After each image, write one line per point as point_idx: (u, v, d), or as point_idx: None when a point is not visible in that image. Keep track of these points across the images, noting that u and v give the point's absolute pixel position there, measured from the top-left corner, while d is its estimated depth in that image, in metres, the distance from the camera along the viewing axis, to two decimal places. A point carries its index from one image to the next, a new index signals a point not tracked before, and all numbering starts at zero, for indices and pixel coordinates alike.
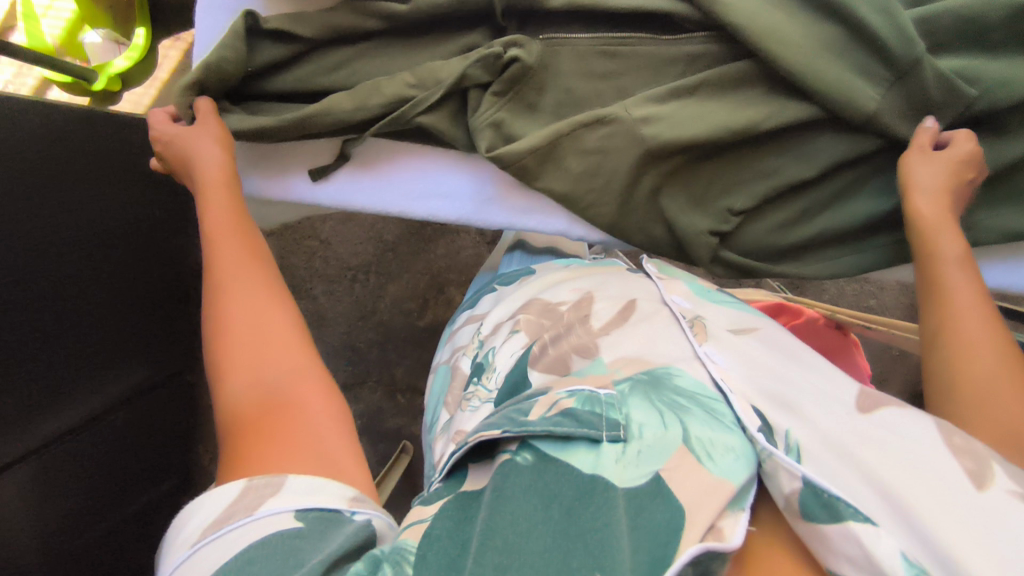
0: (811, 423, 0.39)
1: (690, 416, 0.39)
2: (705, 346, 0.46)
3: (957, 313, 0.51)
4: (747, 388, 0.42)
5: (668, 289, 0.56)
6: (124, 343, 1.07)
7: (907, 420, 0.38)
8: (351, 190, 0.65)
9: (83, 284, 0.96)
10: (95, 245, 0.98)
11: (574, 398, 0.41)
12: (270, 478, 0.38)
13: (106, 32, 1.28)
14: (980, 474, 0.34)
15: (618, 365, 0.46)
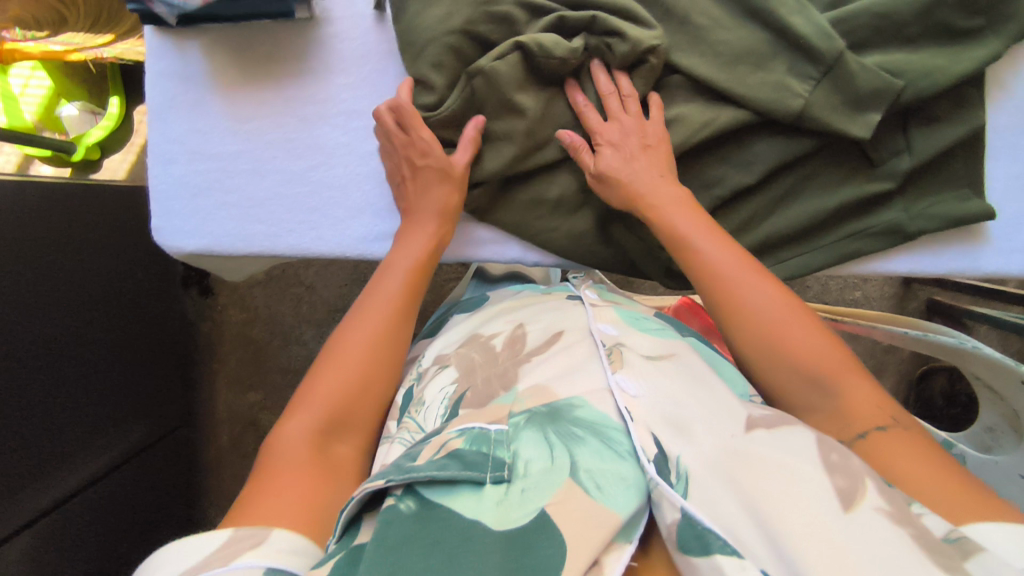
0: (698, 451, 0.40)
1: (579, 447, 0.41)
2: (618, 374, 0.48)
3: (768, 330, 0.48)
4: (649, 415, 0.44)
5: (597, 317, 0.58)
6: (120, 406, 1.08)
7: (789, 438, 0.40)
8: (309, 237, 0.65)
9: (74, 352, 0.97)
10: (83, 313, 1.00)
11: (464, 437, 0.43)
12: (252, 532, 0.40)
13: (82, 104, 1.32)
14: (850, 493, 0.36)
15: (528, 392, 0.48)
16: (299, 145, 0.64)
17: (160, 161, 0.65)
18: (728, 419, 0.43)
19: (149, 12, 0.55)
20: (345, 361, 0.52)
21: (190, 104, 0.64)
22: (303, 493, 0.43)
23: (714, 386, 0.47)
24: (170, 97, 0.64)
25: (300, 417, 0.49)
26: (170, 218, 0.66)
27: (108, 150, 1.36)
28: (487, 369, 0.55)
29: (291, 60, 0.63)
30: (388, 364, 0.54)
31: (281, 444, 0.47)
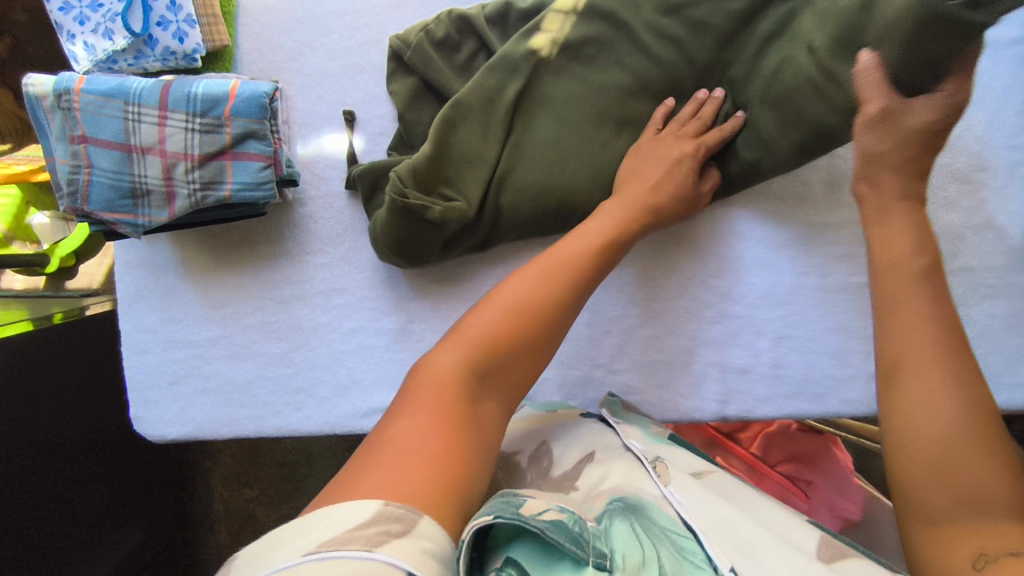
0: (768, 567, 0.39)
1: (667, 552, 0.40)
2: (670, 489, 0.46)
3: (908, 387, 0.41)
4: (709, 526, 0.42)
5: (626, 433, 0.54)
6: (116, 522, 1.06)
7: (863, 570, 0.40)
8: (294, 420, 0.63)
9: (62, 490, 0.95)
10: (72, 451, 0.97)
11: (566, 514, 0.38)
12: (403, 512, 0.33)
13: (52, 213, 1.27)
14: None
15: (585, 500, 0.45)
16: (279, 325, 0.62)
17: (134, 349, 0.63)
18: (800, 537, 0.42)
19: (112, 229, 0.52)
20: (469, 340, 0.44)
21: (162, 291, 0.62)
22: (430, 474, 0.35)
23: (767, 507, 0.46)
24: (142, 286, 0.62)
25: (450, 351, 0.43)
26: (149, 407, 0.63)
27: (83, 255, 1.31)
28: (518, 491, 0.48)
29: (266, 241, 0.61)
30: (512, 377, 0.44)
31: (425, 375, 0.42)
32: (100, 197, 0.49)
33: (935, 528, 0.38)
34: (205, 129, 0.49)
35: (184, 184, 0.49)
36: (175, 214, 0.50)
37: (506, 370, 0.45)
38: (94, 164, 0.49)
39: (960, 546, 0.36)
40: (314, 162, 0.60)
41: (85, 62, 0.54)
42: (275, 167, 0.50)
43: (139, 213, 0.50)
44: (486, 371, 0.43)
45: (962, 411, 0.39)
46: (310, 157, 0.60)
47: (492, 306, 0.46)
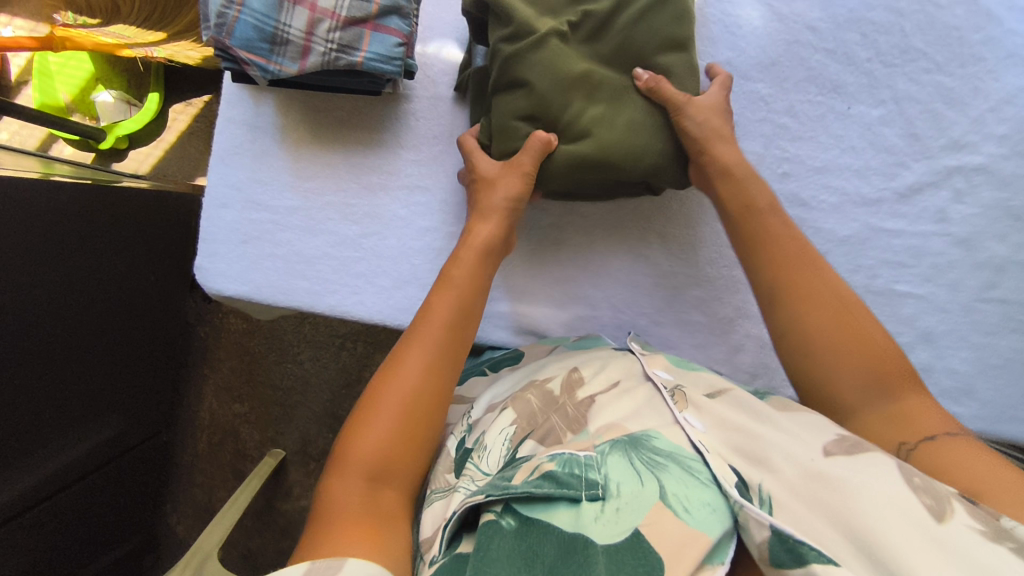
0: (779, 472, 0.44)
1: (666, 472, 0.45)
2: (684, 413, 0.50)
3: (813, 303, 0.54)
4: (719, 446, 0.47)
5: (649, 363, 0.57)
6: (109, 400, 1.04)
7: (869, 461, 0.43)
8: (355, 299, 0.65)
9: (72, 347, 0.93)
10: (89, 312, 0.96)
11: (556, 460, 0.46)
12: (328, 564, 0.38)
13: (118, 94, 1.30)
14: (938, 510, 0.39)
15: (603, 429, 0.50)
16: (360, 207, 0.65)
17: (215, 202, 0.65)
18: (813, 437, 0.46)
19: (242, 70, 0.55)
20: (364, 444, 0.48)
21: (258, 153, 0.65)
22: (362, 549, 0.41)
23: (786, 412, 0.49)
24: (239, 143, 0.65)
25: (345, 476, 0.46)
26: (214, 259, 0.65)
27: (138, 142, 1.35)
28: (549, 416, 0.53)
29: (364, 128, 0.65)
30: (417, 433, 0.49)
31: (328, 506, 0.45)
32: (242, 34, 0.52)
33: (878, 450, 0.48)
34: None
35: (321, 42, 0.53)
36: (305, 69, 0.53)
37: (406, 445, 0.49)
38: (246, 4, 0.52)
39: (883, 436, 0.48)
40: (429, 64, 0.64)
41: None
42: (406, 48, 0.54)
43: (272, 59, 0.53)
44: (385, 473, 0.47)
45: (847, 343, 0.52)
46: (426, 59, 0.65)
47: (379, 409, 0.49)
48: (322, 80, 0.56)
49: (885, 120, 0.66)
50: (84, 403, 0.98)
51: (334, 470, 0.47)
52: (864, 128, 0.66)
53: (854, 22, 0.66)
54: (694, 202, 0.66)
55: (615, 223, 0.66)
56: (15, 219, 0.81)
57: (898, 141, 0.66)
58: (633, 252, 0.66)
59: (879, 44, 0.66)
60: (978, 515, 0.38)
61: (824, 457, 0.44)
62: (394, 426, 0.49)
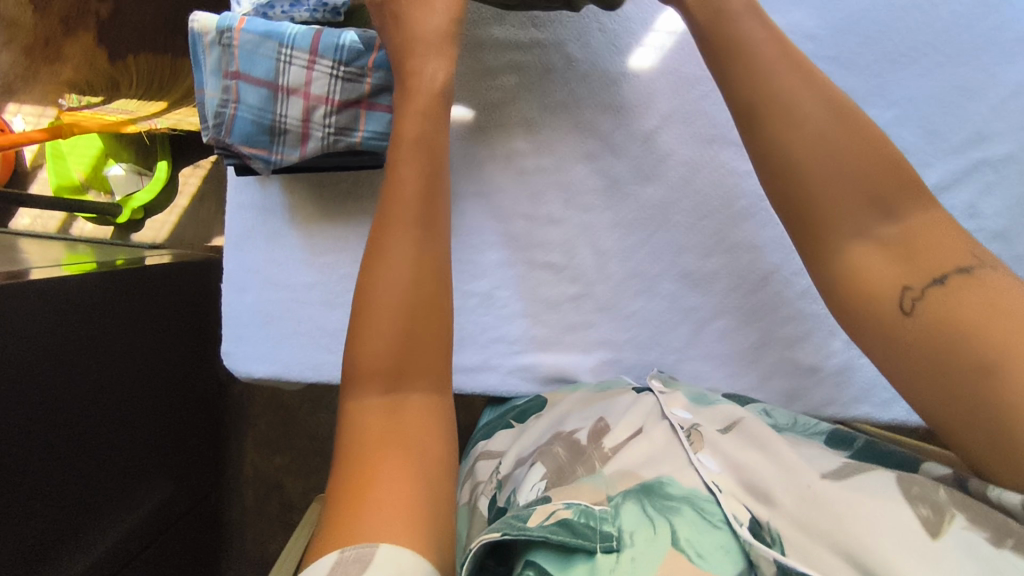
0: (782, 508, 0.42)
1: (678, 516, 0.43)
2: (699, 454, 0.48)
3: (815, 141, 0.45)
4: (729, 485, 0.46)
5: (668, 402, 0.56)
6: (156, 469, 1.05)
7: (869, 479, 0.41)
8: None
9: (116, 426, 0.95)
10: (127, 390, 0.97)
11: (572, 510, 0.44)
12: (358, 554, 0.34)
13: (129, 166, 1.32)
14: (934, 523, 0.37)
15: (615, 474, 0.49)
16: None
17: (234, 287, 0.66)
18: (814, 465, 0.44)
19: (243, 163, 0.55)
20: (372, 353, 0.44)
21: (267, 234, 0.65)
22: (396, 494, 0.38)
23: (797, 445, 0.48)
24: (250, 226, 0.65)
25: (363, 392, 0.43)
26: (239, 343, 0.66)
27: (152, 211, 1.37)
28: (573, 469, 0.52)
29: (370, 198, 0.64)
30: (424, 331, 0.45)
31: (352, 429, 0.42)
32: (242, 131, 0.52)
33: (875, 302, 0.43)
34: (347, 76, 0.52)
35: (319, 127, 0.53)
36: (307, 155, 0.53)
37: (416, 356, 0.44)
38: (241, 99, 0.52)
39: (885, 276, 0.42)
40: None
41: (247, 5, 0.54)
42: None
43: (273, 150, 0.53)
44: (402, 382, 0.43)
45: (849, 162, 0.44)
46: None
47: (374, 312, 0.45)
48: (324, 163, 0.56)
49: (900, 121, 0.64)
50: (132, 477, 0.99)
51: (351, 383, 0.44)
52: (878, 131, 0.64)
53: (855, 25, 0.64)
54: (710, 229, 0.65)
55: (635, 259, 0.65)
56: (49, 314, 0.82)
57: (915, 141, 0.64)
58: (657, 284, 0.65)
59: (883, 45, 0.63)
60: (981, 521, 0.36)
61: (821, 481, 0.42)
62: (394, 333, 0.44)
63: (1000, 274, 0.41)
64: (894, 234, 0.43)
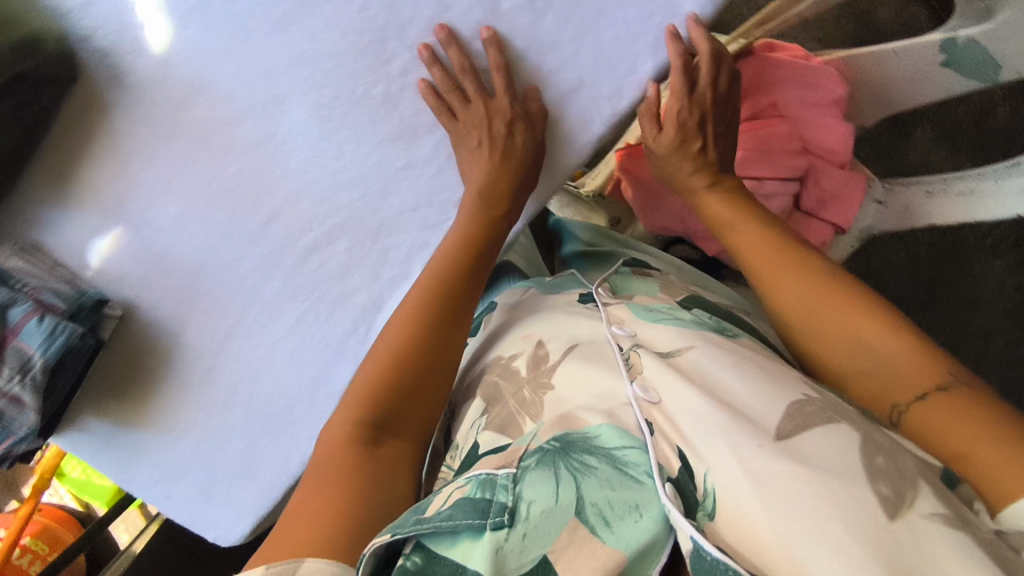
0: (723, 465, 0.50)
1: (586, 479, 0.52)
2: (634, 384, 0.60)
3: (777, 278, 0.70)
4: (665, 425, 0.56)
5: (617, 318, 0.72)
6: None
7: (831, 438, 0.50)
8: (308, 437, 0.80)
9: None
10: None
11: (469, 484, 0.55)
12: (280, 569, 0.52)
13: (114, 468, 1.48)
14: (892, 506, 0.46)
15: (552, 424, 0.59)
16: (296, 281, 0.82)
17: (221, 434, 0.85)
18: (767, 416, 0.53)
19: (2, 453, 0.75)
20: (356, 388, 0.70)
21: (120, 453, 0.87)
22: (326, 491, 0.61)
23: (743, 372, 0.58)
24: (121, 458, 0.88)
25: (341, 413, 0.68)
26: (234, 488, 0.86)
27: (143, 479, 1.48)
28: (511, 390, 0.66)
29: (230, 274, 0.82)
30: (408, 386, 0.70)
31: (330, 430, 0.68)
32: None
33: (884, 411, 0.60)
34: (15, 369, 0.70)
35: (24, 382, 0.71)
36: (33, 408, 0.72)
37: (400, 422, 0.69)
38: (26, 343, 0.70)
39: (882, 403, 0.61)
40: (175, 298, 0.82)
41: None
42: (43, 314, 0.72)
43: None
44: (380, 422, 0.68)
45: (829, 300, 0.66)
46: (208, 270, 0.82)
47: (380, 357, 0.72)
48: (54, 400, 0.76)
49: None
50: None
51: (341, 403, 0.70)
52: None
53: None
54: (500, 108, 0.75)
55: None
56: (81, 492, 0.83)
57: None
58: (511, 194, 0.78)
59: None
60: (935, 501, 0.46)
61: (773, 443, 0.50)
62: (374, 392, 0.69)
63: (968, 390, 0.56)
64: (885, 369, 0.61)
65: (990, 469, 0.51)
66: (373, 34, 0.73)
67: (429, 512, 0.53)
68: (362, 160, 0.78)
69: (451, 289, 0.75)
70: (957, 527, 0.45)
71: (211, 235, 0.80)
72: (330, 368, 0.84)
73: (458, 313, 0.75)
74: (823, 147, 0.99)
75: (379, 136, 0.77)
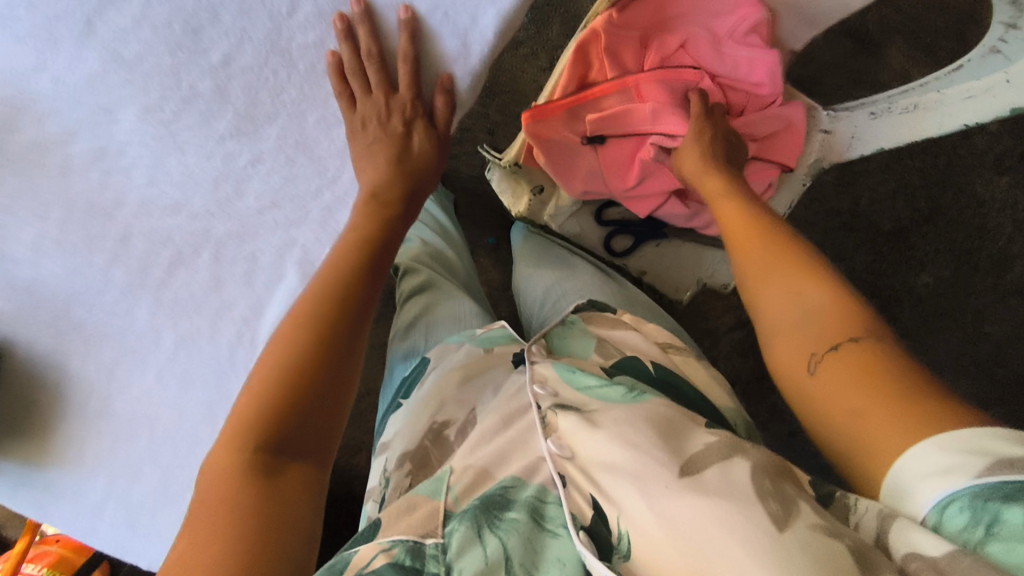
0: (633, 505, 0.46)
1: (510, 532, 0.48)
2: (551, 442, 0.53)
3: (742, 238, 0.67)
4: (581, 476, 0.50)
5: (539, 375, 0.60)
6: None
7: (728, 474, 0.46)
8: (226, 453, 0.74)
9: None
10: None
11: (397, 548, 0.48)
12: None
13: None
14: (781, 517, 0.42)
15: (460, 475, 0.53)
16: (164, 300, 0.78)
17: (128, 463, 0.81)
18: (662, 447, 0.49)
19: None
20: (233, 419, 0.56)
21: (36, 493, 0.82)
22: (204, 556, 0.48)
23: (658, 417, 0.52)
24: (34, 497, 0.82)
25: (219, 449, 0.55)
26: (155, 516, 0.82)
27: None
28: (435, 461, 0.58)
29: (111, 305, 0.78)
30: (304, 400, 0.57)
31: (207, 472, 0.54)
32: None
33: (793, 373, 0.56)
34: None
35: None
36: None
37: (302, 440, 0.57)
38: None
39: (800, 352, 0.55)
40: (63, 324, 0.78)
41: None
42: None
43: None
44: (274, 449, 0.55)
45: (781, 259, 0.62)
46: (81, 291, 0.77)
47: (257, 369, 0.59)
48: None
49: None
50: None
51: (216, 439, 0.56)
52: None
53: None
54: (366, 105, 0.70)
55: (335, 169, 0.76)
56: None
57: None
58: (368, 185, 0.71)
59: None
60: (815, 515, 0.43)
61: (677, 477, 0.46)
62: (255, 417, 0.55)
63: (880, 346, 0.52)
64: (808, 317, 0.57)
65: (874, 432, 0.48)
66: (184, 23, 0.67)
67: (348, 574, 0.47)
68: (205, 158, 0.74)
69: (337, 293, 0.64)
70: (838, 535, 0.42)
71: (73, 261, 0.76)
72: (223, 385, 0.79)
73: (349, 319, 0.64)
74: (750, 81, 0.90)
75: (220, 132, 0.73)
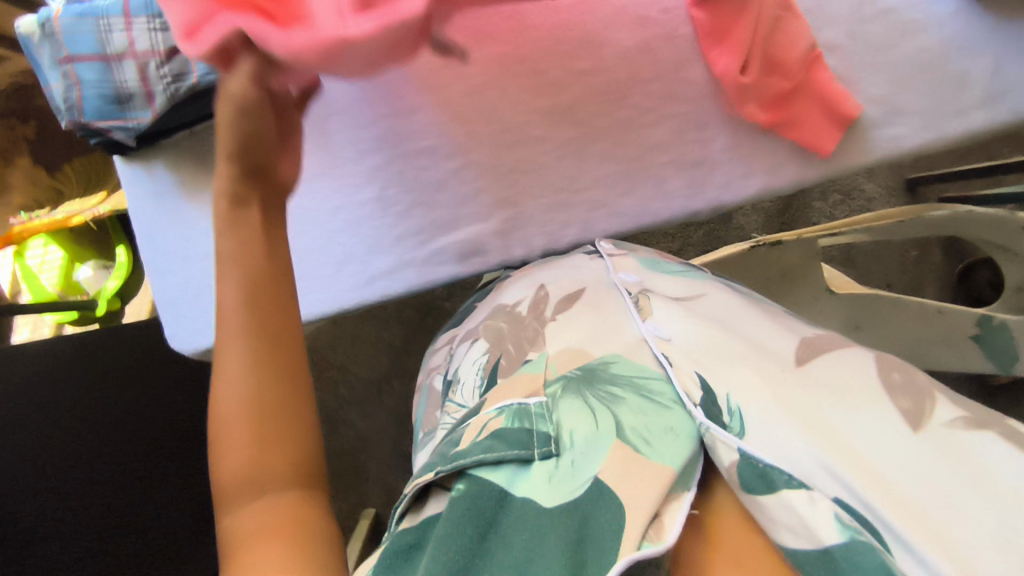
0: (750, 382, 0.50)
1: (619, 406, 0.50)
2: (648, 323, 0.57)
3: None
4: (681, 356, 0.53)
5: (617, 265, 0.66)
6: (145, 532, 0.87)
7: (843, 361, 0.51)
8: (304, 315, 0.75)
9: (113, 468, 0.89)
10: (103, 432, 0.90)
11: (504, 415, 0.51)
12: None
13: (95, 263, 1.38)
14: (913, 416, 0.47)
15: (559, 357, 0.56)
16: None
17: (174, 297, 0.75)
18: (784, 345, 0.54)
19: (107, 139, 0.66)
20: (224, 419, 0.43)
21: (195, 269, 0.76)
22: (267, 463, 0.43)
23: (757, 318, 0.57)
24: (157, 217, 0.74)
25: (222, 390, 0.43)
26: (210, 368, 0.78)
27: (127, 294, 1.38)
28: (516, 335, 0.62)
29: None
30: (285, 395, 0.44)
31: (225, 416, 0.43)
32: (93, 107, 0.64)
33: None
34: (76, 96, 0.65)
35: (157, 83, 0.64)
36: (157, 111, 0.65)
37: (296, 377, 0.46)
38: (81, 79, 0.63)
39: None
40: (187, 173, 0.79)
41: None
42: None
43: (127, 116, 0.65)
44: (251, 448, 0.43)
45: None
46: None
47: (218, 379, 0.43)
48: (172, 133, 0.72)
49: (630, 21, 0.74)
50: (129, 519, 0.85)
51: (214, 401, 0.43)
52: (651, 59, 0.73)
53: None
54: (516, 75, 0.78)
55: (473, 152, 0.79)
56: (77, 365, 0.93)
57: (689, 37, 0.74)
58: (490, 182, 0.71)
59: None
60: (954, 407, 0.47)
61: (796, 367, 0.51)
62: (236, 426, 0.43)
63: None
64: None
65: None
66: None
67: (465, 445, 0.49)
68: None
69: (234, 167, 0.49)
70: (983, 426, 0.46)
71: None
72: None
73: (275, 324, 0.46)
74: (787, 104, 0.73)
75: None
